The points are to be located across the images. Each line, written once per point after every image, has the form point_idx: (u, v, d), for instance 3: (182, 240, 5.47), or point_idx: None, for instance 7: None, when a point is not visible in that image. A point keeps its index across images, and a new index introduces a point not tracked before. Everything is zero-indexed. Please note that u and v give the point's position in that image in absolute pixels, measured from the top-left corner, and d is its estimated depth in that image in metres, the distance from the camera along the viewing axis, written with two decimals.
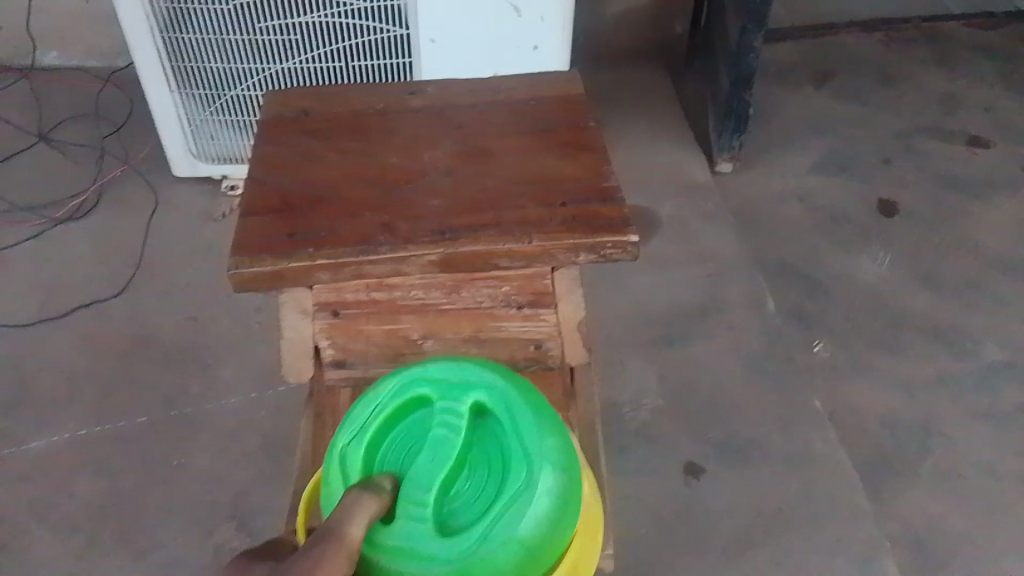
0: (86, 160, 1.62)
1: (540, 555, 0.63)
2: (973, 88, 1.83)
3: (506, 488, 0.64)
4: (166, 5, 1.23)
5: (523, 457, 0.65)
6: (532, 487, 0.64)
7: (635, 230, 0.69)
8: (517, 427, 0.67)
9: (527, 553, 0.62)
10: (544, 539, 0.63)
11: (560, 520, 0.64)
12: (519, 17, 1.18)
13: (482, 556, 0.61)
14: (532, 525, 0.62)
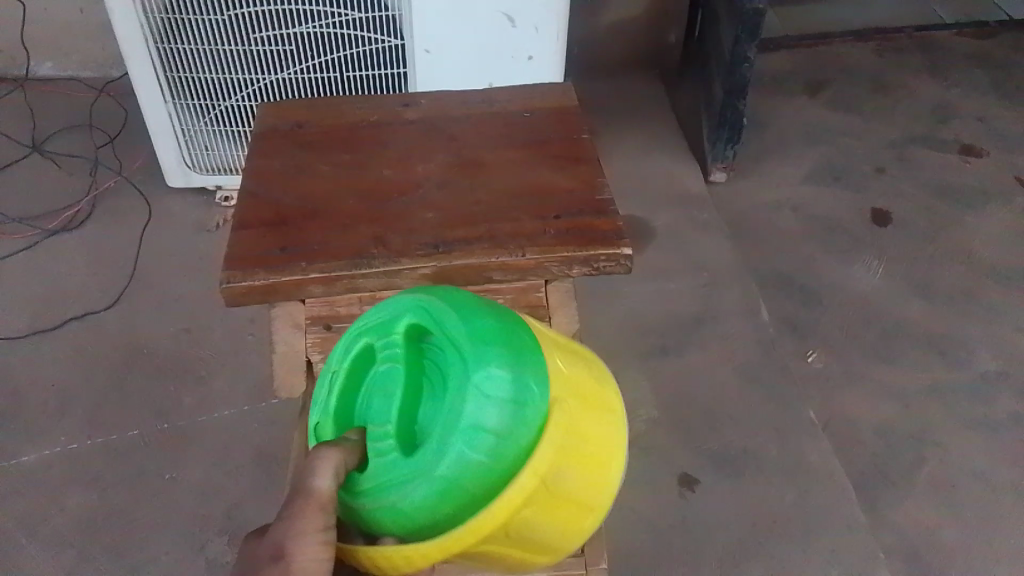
0: (79, 172, 1.61)
1: (517, 433, 0.52)
2: (966, 97, 1.84)
3: (451, 385, 0.54)
4: (160, 16, 1.23)
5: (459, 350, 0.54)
6: (468, 371, 0.53)
7: (628, 242, 0.68)
8: (442, 324, 0.55)
9: (496, 437, 0.51)
10: (505, 416, 0.52)
11: (517, 390, 0.53)
12: (513, 28, 1.19)
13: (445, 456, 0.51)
14: (485, 407, 0.51)
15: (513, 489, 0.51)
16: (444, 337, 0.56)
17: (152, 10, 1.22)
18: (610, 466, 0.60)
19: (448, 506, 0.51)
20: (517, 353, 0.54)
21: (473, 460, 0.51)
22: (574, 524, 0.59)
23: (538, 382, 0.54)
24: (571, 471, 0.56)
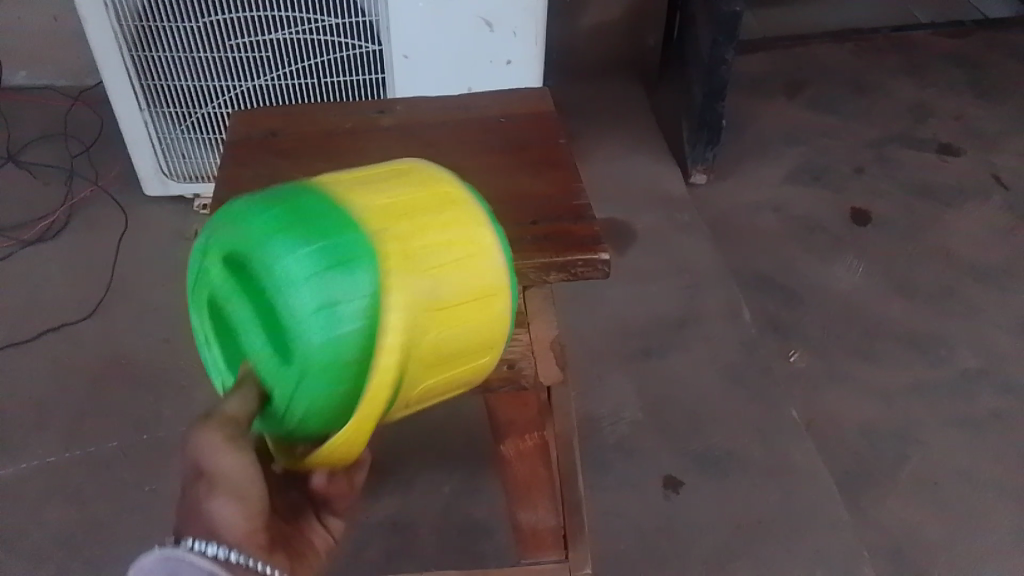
0: (54, 182, 1.60)
1: (355, 297, 0.46)
2: (942, 96, 1.86)
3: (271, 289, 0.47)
4: (134, 23, 1.22)
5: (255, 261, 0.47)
6: (262, 276, 0.46)
7: (606, 247, 0.66)
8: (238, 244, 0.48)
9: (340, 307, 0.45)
10: (330, 288, 0.45)
11: (322, 255, 0.46)
12: (491, 33, 1.20)
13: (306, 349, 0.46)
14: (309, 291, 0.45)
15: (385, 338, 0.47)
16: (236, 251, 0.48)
17: (126, 17, 1.21)
18: (491, 231, 0.53)
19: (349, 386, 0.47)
20: (301, 218, 0.47)
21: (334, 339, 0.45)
22: (502, 295, 0.53)
23: (343, 228, 0.47)
24: (456, 273, 0.50)
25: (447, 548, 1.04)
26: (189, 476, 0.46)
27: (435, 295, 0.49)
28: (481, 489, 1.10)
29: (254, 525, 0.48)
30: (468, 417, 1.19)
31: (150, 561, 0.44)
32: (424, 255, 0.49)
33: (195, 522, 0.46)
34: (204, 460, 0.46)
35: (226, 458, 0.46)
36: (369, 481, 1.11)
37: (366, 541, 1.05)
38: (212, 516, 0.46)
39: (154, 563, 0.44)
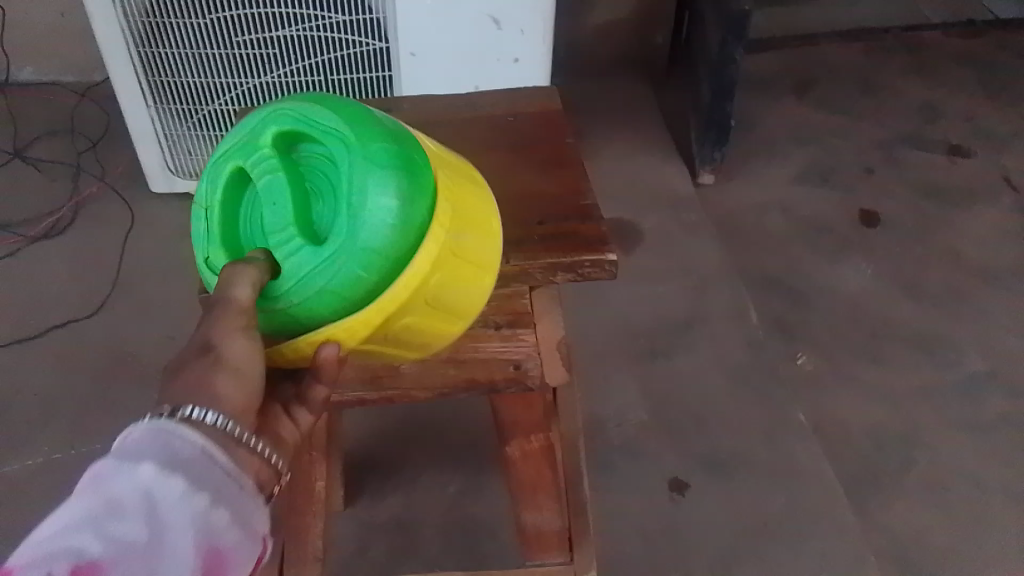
0: (61, 178, 1.60)
1: (413, 205, 0.50)
2: (953, 96, 1.84)
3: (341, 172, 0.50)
4: (141, 20, 1.22)
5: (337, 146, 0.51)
6: (346, 156, 0.50)
7: (614, 248, 0.65)
8: (321, 126, 0.51)
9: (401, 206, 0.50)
10: (402, 186, 0.50)
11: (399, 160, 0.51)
12: (499, 31, 1.19)
13: (358, 225, 0.49)
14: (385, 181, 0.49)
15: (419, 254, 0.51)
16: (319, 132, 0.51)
17: (134, 14, 1.21)
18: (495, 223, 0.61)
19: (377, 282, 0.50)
20: (385, 128, 0.52)
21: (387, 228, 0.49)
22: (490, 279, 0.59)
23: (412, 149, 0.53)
24: (470, 234, 0.56)
25: (451, 548, 1.03)
26: (190, 351, 0.47)
27: (456, 242, 0.54)
28: (486, 488, 1.10)
29: (251, 401, 0.47)
30: (472, 417, 1.18)
31: (135, 429, 0.42)
32: (455, 206, 0.55)
33: (197, 395, 0.44)
34: (211, 336, 0.47)
35: (233, 343, 0.48)
36: (373, 480, 1.11)
37: (369, 540, 1.04)
38: (214, 390, 0.45)
39: (140, 431, 0.42)
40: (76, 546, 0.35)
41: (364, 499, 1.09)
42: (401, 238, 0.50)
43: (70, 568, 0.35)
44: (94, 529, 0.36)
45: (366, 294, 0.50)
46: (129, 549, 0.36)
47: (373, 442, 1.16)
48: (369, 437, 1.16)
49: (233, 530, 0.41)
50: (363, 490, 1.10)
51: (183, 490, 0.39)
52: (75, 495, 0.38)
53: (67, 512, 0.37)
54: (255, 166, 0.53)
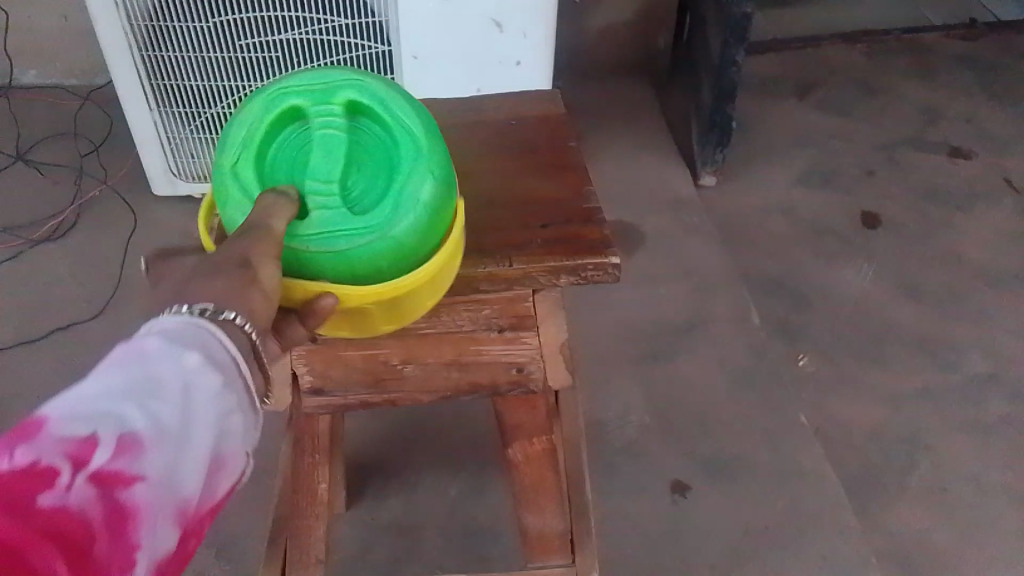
0: (64, 181, 1.60)
1: (442, 210, 0.56)
2: (954, 98, 1.85)
3: (400, 158, 0.55)
4: (144, 23, 1.22)
5: (404, 135, 0.56)
6: (409, 147, 0.55)
7: (616, 251, 0.65)
8: (394, 113, 0.56)
9: (436, 205, 0.55)
10: (441, 188, 0.55)
11: (445, 169, 0.57)
12: (501, 34, 1.19)
13: (402, 214, 0.54)
14: (434, 178, 0.55)
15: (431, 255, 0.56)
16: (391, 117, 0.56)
17: (137, 17, 1.22)
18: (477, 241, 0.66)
19: (390, 261, 0.54)
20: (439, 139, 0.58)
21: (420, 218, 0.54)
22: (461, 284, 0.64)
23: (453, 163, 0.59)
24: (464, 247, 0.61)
25: (453, 550, 1.04)
26: (223, 261, 0.46)
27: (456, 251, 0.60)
28: (488, 490, 1.10)
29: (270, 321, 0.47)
30: (474, 420, 1.18)
31: (169, 319, 0.41)
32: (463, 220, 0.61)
33: (236, 302, 0.44)
34: (249, 255, 0.47)
35: (266, 268, 0.48)
36: (374, 483, 1.11)
37: (372, 542, 1.04)
38: (251, 304, 0.45)
39: (173, 322, 0.41)
40: (114, 417, 0.35)
41: (366, 501, 1.09)
42: (423, 233, 0.55)
43: (110, 436, 0.34)
44: (132, 403, 0.36)
45: (377, 265, 0.54)
46: (165, 434, 0.36)
47: (375, 445, 1.16)
48: (371, 440, 1.16)
49: (240, 447, 0.41)
50: (365, 493, 1.10)
51: (213, 393, 0.39)
52: (110, 367, 0.38)
53: (106, 381, 0.37)
54: (320, 115, 0.56)
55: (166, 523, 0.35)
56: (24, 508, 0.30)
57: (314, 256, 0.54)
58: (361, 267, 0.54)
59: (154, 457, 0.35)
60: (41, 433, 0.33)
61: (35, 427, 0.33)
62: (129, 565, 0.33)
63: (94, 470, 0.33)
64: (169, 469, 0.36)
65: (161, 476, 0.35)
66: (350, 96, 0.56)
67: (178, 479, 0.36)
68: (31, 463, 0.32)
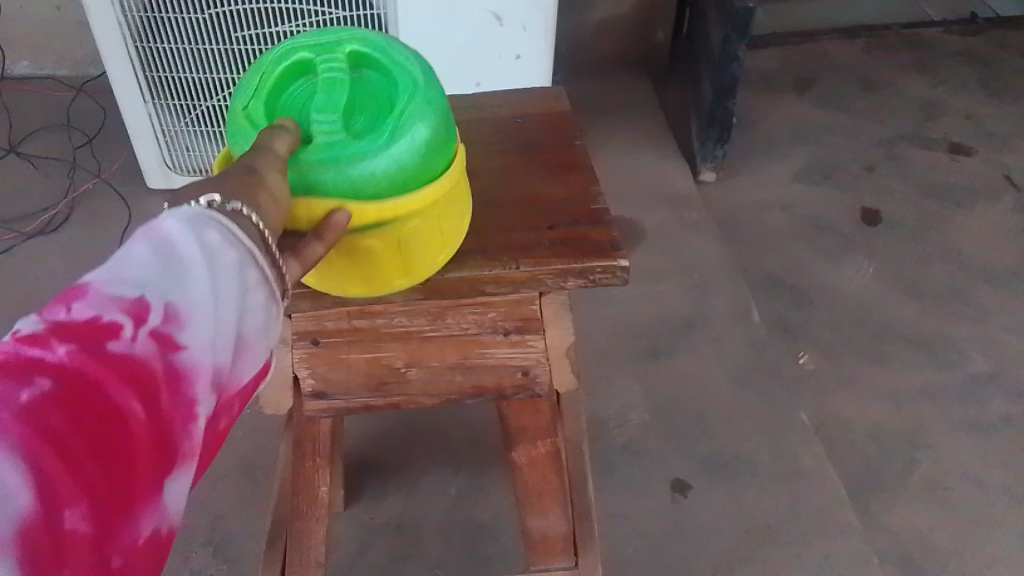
0: (57, 174, 1.58)
1: (441, 143, 0.54)
2: (954, 94, 1.84)
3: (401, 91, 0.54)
4: (138, 14, 1.20)
5: (405, 72, 0.55)
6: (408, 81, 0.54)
7: (625, 253, 0.63)
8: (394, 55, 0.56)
9: (434, 135, 0.53)
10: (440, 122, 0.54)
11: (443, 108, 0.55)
12: (501, 27, 1.18)
13: (400, 138, 0.52)
14: (433, 110, 0.54)
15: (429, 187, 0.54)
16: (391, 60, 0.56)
17: (131, 9, 1.20)
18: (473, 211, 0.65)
19: (387, 185, 0.52)
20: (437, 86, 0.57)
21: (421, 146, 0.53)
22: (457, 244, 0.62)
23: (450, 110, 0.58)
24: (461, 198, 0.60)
25: (453, 550, 1.03)
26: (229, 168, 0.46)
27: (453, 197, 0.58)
28: (488, 490, 1.09)
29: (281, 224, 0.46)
30: (473, 418, 1.17)
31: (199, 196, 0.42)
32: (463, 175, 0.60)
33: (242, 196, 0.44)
34: (253, 163, 0.47)
35: (272, 175, 0.47)
36: (373, 482, 1.10)
37: (370, 542, 1.04)
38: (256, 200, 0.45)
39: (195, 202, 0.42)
40: (158, 282, 0.37)
41: (364, 501, 1.08)
42: (422, 162, 0.53)
43: (159, 302, 0.37)
44: (174, 273, 0.38)
45: (375, 189, 0.52)
46: (208, 307, 0.39)
47: (373, 444, 1.15)
48: (369, 439, 1.15)
49: (268, 327, 0.43)
50: (363, 491, 1.09)
51: (245, 275, 0.41)
52: (146, 233, 0.39)
53: (149, 246, 0.38)
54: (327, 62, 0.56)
55: (207, 386, 0.38)
56: (95, 356, 0.34)
57: (320, 175, 0.51)
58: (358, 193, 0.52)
59: (197, 326, 0.38)
60: (96, 291, 0.36)
61: (87, 287, 0.36)
62: (182, 418, 0.37)
63: (150, 329, 0.36)
64: (212, 339, 0.38)
65: (204, 343, 0.38)
66: (355, 46, 0.56)
67: (216, 348, 0.39)
68: (92, 317, 0.35)
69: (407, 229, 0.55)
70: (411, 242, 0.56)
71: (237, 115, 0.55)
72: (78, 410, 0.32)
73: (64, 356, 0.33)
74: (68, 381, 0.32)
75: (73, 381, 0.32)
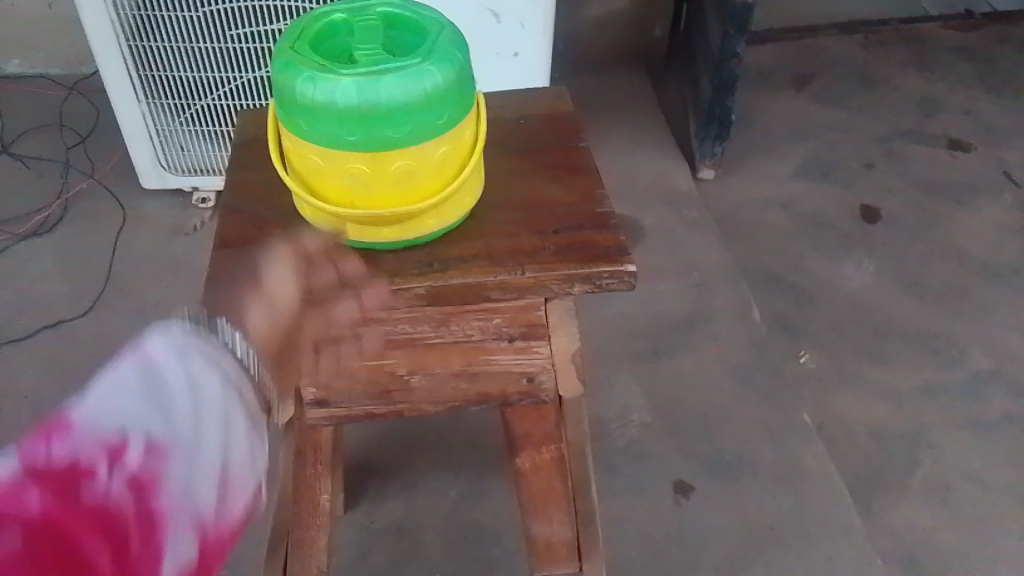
0: (50, 174, 1.56)
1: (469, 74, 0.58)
2: (952, 90, 1.83)
3: (431, 33, 0.58)
4: (131, 13, 1.19)
5: (433, 21, 0.59)
6: (435, 27, 0.58)
7: (632, 259, 0.62)
8: (417, 11, 0.60)
9: (464, 64, 0.57)
10: (467, 55, 0.58)
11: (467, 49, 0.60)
12: (498, 24, 1.16)
13: (439, 62, 0.55)
14: (461, 45, 0.58)
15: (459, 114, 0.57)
16: (415, 14, 0.60)
17: (124, 7, 1.18)
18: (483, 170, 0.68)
19: (428, 104, 0.55)
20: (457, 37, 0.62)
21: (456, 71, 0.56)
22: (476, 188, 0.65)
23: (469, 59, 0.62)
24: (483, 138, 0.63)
25: (454, 553, 1.02)
26: (250, 286, 0.58)
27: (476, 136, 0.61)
28: (489, 492, 1.08)
29: (272, 332, 0.54)
30: (473, 420, 1.16)
31: (181, 336, 0.47)
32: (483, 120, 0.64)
33: (232, 312, 0.54)
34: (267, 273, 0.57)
35: (279, 279, 0.57)
36: (373, 485, 1.09)
37: (370, 545, 1.02)
38: (243, 310, 0.54)
39: (190, 346, 0.47)
40: (139, 420, 0.42)
41: (364, 504, 1.07)
42: (458, 87, 0.56)
43: (134, 450, 0.41)
44: (154, 410, 0.43)
45: (417, 109, 0.55)
46: (183, 452, 0.42)
47: (374, 447, 1.14)
48: (370, 442, 1.14)
49: (250, 465, 0.46)
50: (363, 495, 1.08)
51: (224, 422, 0.45)
52: (134, 368, 0.44)
53: (127, 386, 0.43)
54: (361, 21, 0.60)
55: (185, 528, 0.41)
56: (70, 501, 0.38)
57: (383, 89, 0.53)
58: (402, 113, 0.54)
59: (172, 468, 0.42)
60: (74, 432, 0.40)
61: (72, 426, 0.40)
62: (153, 562, 0.39)
63: (125, 472, 0.40)
64: (186, 482, 0.42)
65: (180, 485, 0.41)
66: (385, 7, 0.60)
67: (196, 490, 0.42)
68: (71, 459, 0.39)
69: (438, 160, 0.58)
70: (444, 175, 0.60)
71: (284, 56, 0.56)
72: (48, 557, 0.36)
73: (39, 505, 0.37)
74: (36, 527, 0.36)
75: (44, 528, 0.36)
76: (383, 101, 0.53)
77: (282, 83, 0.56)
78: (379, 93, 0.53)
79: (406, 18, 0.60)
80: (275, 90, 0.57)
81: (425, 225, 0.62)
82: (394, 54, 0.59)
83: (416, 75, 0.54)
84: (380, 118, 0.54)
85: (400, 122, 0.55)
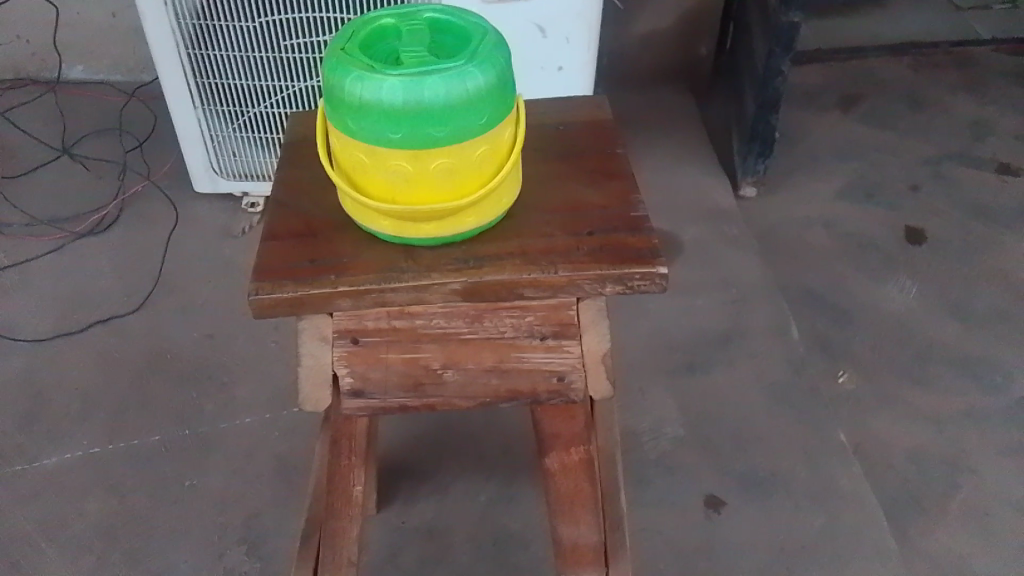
0: (108, 176, 1.62)
1: (511, 76, 0.60)
2: (1004, 114, 1.81)
3: (475, 36, 0.60)
4: (191, 22, 1.24)
5: (478, 27, 0.61)
6: (480, 31, 0.61)
7: (664, 261, 0.64)
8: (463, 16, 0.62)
9: (507, 65, 0.59)
10: (510, 57, 0.60)
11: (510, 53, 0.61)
12: (544, 39, 1.19)
13: (482, 65, 0.57)
14: (504, 47, 0.59)
15: (498, 114, 0.59)
16: (461, 19, 0.62)
17: (184, 16, 1.23)
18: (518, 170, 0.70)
19: (470, 104, 0.57)
20: None
21: (498, 72, 0.58)
22: (513, 188, 0.67)
23: None
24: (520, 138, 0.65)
25: (483, 557, 1.03)
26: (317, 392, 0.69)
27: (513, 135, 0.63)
28: (519, 498, 1.09)
29: None
30: (507, 426, 1.18)
31: None
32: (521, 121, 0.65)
33: None
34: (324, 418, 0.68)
35: None
36: (406, 486, 1.10)
37: (401, 545, 1.04)
38: None
39: None
40: None
41: (396, 505, 1.08)
42: (499, 88, 0.58)
43: None
44: None
45: (459, 108, 0.56)
46: None
47: (408, 449, 1.15)
48: (405, 444, 1.16)
49: None
50: (396, 495, 1.09)
51: None
52: None
53: None
54: (408, 25, 0.62)
55: None
56: None
57: (426, 89, 0.55)
58: (445, 112, 0.56)
59: None
60: None
61: None
62: None
63: None
64: None
65: None
66: (431, 13, 0.63)
67: None
68: None
69: (476, 157, 0.60)
70: (482, 172, 0.62)
71: (335, 57, 0.59)
72: None
73: None
74: None
75: None
76: (426, 101, 0.56)
77: (332, 81, 0.58)
78: (423, 94, 0.55)
79: (451, 23, 0.62)
80: (325, 90, 0.59)
81: (461, 222, 0.64)
82: (438, 57, 0.61)
83: (459, 76, 0.56)
84: (424, 117, 0.56)
85: (441, 121, 0.57)
